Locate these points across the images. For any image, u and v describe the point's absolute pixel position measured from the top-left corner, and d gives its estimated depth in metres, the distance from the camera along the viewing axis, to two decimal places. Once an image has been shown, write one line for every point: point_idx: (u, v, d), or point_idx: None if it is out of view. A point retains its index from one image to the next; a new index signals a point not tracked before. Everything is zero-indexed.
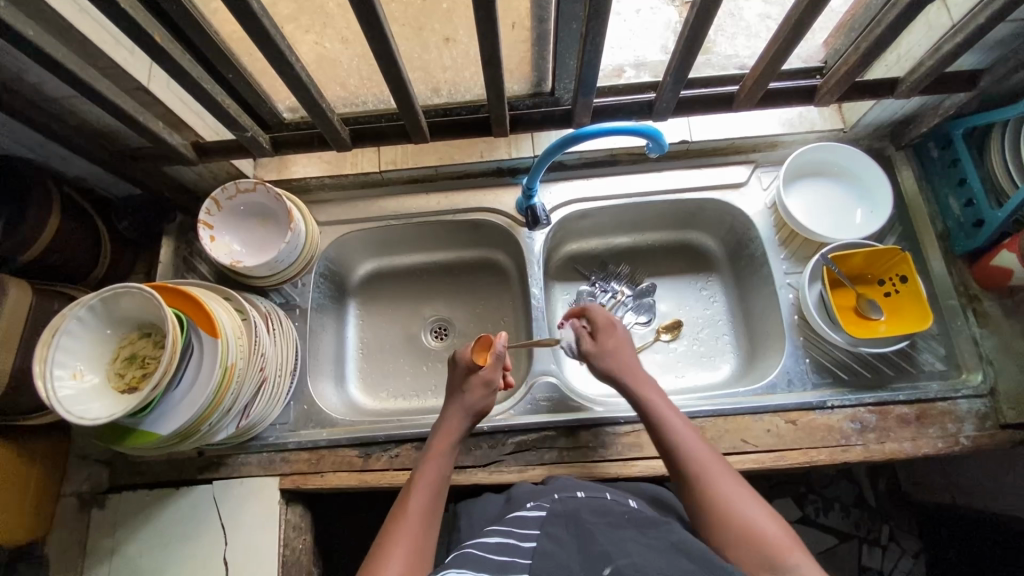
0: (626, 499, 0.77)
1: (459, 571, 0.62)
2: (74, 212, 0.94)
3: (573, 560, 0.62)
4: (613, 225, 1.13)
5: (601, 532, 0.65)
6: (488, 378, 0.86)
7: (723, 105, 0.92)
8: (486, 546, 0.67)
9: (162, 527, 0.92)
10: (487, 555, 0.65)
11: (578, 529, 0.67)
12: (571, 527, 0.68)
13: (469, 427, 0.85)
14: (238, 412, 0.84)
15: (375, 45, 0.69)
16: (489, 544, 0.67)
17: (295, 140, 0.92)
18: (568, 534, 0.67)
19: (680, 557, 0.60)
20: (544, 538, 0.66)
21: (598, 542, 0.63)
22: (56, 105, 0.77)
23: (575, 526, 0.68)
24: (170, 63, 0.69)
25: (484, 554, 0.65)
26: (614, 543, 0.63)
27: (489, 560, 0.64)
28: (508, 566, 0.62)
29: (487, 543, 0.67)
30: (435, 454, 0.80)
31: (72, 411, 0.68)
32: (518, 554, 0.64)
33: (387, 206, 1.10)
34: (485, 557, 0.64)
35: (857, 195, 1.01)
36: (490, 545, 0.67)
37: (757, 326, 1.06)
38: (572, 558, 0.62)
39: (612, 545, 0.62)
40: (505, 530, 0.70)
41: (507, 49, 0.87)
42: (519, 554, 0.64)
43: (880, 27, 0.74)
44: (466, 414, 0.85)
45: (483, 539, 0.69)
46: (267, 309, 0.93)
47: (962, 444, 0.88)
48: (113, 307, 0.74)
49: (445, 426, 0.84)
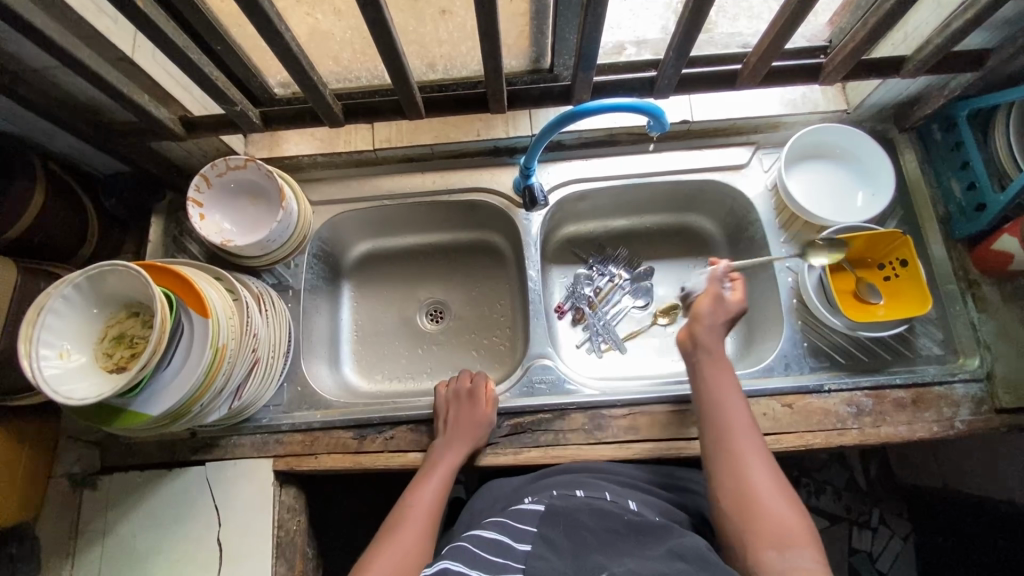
0: (624, 500, 0.77)
1: (453, 564, 0.67)
2: (58, 189, 0.91)
3: (567, 565, 0.64)
4: (611, 207, 1.12)
5: (599, 544, 0.66)
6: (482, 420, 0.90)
7: (726, 83, 0.89)
8: (482, 542, 0.69)
9: (155, 508, 0.92)
10: (480, 552, 0.68)
11: (575, 533, 0.68)
12: (568, 529, 0.69)
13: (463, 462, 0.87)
14: (231, 393, 0.83)
15: (368, 15, 0.66)
16: (483, 540, 0.70)
17: (285, 116, 0.89)
18: (564, 537, 0.68)
19: (675, 561, 0.62)
20: (540, 540, 0.68)
21: (594, 552, 0.65)
22: (37, 75, 0.74)
23: (570, 522, 0.69)
24: (153, 31, 0.66)
25: (477, 551, 0.68)
26: (613, 553, 0.65)
27: (485, 558, 0.67)
28: (502, 569, 0.65)
29: (483, 540, 0.70)
30: (439, 470, 0.86)
31: (60, 391, 0.67)
32: (512, 557, 0.67)
33: (381, 185, 1.07)
34: (481, 556, 0.67)
35: (858, 177, 1.00)
36: (486, 542, 0.69)
37: (755, 310, 1.05)
38: (564, 565, 0.64)
39: (609, 556, 0.64)
40: (502, 525, 0.72)
41: (505, 24, 0.86)
42: (513, 556, 0.66)
43: (890, 1, 0.72)
44: (470, 442, 0.88)
45: (482, 532, 0.72)
46: (259, 289, 0.91)
47: (957, 428, 0.88)
48: (99, 286, 0.72)
49: (445, 448, 0.87)
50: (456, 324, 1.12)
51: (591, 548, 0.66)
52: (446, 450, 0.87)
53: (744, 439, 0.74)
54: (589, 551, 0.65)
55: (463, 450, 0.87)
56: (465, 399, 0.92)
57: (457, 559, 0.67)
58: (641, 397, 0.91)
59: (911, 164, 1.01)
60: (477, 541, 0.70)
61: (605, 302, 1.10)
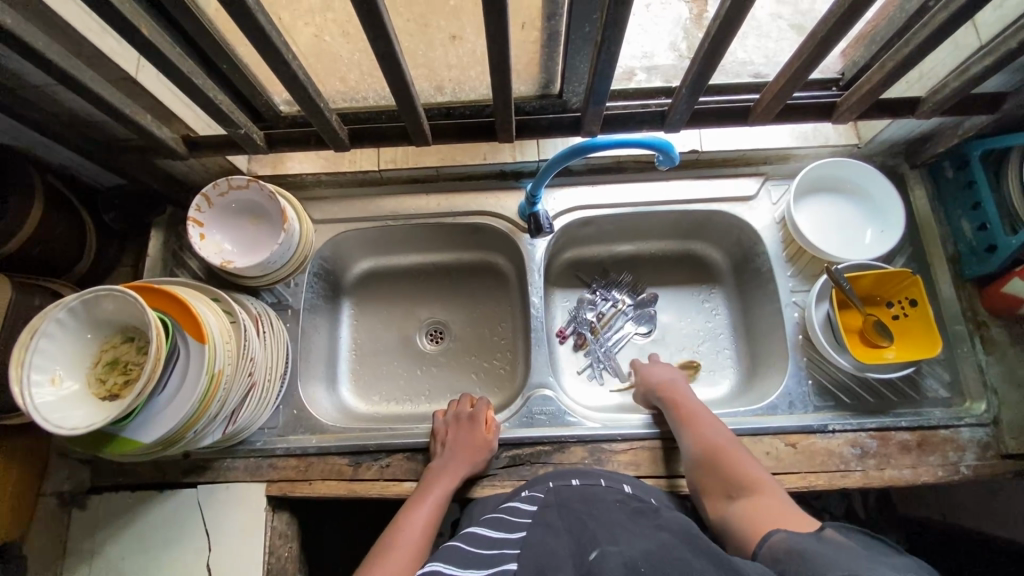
0: (620, 484, 0.77)
1: (444, 564, 0.61)
2: (58, 203, 0.89)
3: (562, 546, 0.60)
4: (616, 233, 1.10)
5: (596, 522, 0.64)
6: (489, 441, 0.89)
7: (738, 118, 0.88)
8: (475, 540, 0.66)
9: (143, 531, 0.90)
10: (474, 551, 0.63)
11: (569, 516, 0.66)
12: (563, 514, 0.67)
13: (467, 476, 0.86)
14: (226, 417, 0.81)
15: (378, 47, 0.65)
16: (478, 540, 0.66)
17: (290, 137, 0.88)
18: (559, 518, 0.66)
19: (661, 534, 0.60)
20: (535, 528, 0.65)
21: (591, 531, 0.61)
22: (39, 93, 0.72)
23: (565, 512, 0.67)
24: (158, 57, 0.65)
25: (473, 549, 0.64)
26: (611, 532, 0.61)
27: (476, 555, 0.63)
28: (498, 559, 0.61)
29: (475, 537, 0.67)
30: (436, 491, 0.84)
31: (51, 420, 0.65)
32: (507, 546, 0.63)
33: (385, 205, 1.06)
34: (472, 554, 0.63)
35: (867, 213, 0.99)
36: (481, 539, 0.66)
37: (760, 343, 1.04)
38: (561, 544, 0.60)
39: (606, 531, 0.61)
40: (497, 520, 0.70)
41: (515, 50, 0.84)
42: (507, 546, 0.63)
43: (910, 45, 0.71)
44: (465, 466, 0.86)
45: (479, 528, 0.69)
46: (258, 311, 0.90)
47: (962, 473, 0.87)
48: (94, 310, 0.71)
49: (444, 467, 0.86)
50: (456, 346, 1.10)
51: (590, 527, 0.63)
52: (444, 466, 0.86)
53: (698, 420, 0.83)
54: (585, 529, 0.62)
55: (456, 475, 0.85)
56: (461, 417, 0.92)
57: (449, 562, 0.61)
58: (642, 432, 0.90)
59: (921, 201, 1.00)
60: (472, 539, 0.66)
61: (608, 328, 1.09)
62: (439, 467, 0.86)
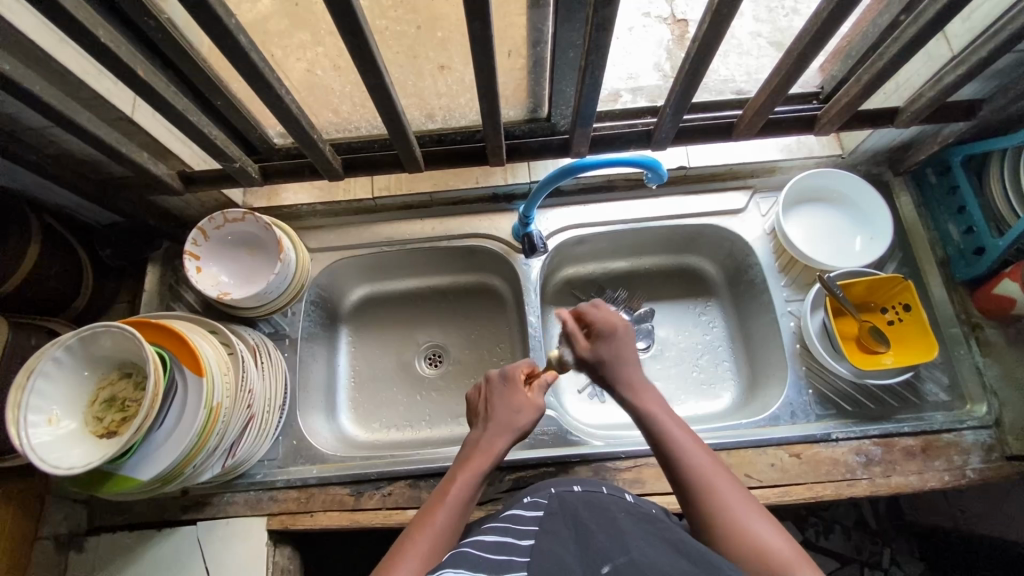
0: (621, 493, 0.69)
1: (456, 570, 0.54)
2: (54, 240, 0.90)
3: (573, 557, 0.54)
4: (611, 250, 1.12)
5: (604, 534, 0.57)
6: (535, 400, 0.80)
7: (723, 134, 0.90)
8: (485, 544, 0.59)
9: (140, 572, 0.88)
10: (484, 553, 0.57)
11: (578, 528, 0.59)
12: (571, 524, 0.60)
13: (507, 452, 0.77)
14: (224, 452, 0.80)
15: (368, 79, 0.67)
16: (486, 542, 0.59)
17: (284, 169, 0.89)
18: (568, 530, 0.59)
19: (681, 561, 0.53)
20: (544, 535, 0.58)
21: (600, 540, 0.56)
22: (36, 135, 0.74)
23: (573, 520, 0.61)
24: (152, 95, 0.67)
25: (481, 553, 0.57)
26: (619, 543, 0.55)
27: (488, 559, 0.56)
28: (506, 567, 0.55)
29: (483, 541, 0.60)
30: (464, 473, 0.73)
31: (48, 461, 0.65)
32: (518, 553, 0.57)
33: (379, 232, 1.07)
34: (482, 558, 0.56)
35: (854, 221, 1.00)
36: (488, 544, 0.59)
37: (759, 354, 1.04)
38: (571, 555, 0.55)
39: (614, 543, 0.55)
40: (503, 528, 0.63)
41: (502, 78, 0.88)
42: (518, 552, 0.56)
43: (882, 60, 0.74)
44: (513, 428, 0.77)
45: (482, 535, 0.61)
46: (256, 341, 0.90)
47: (968, 477, 0.87)
48: (91, 347, 0.71)
49: (484, 442, 0.76)
50: (455, 369, 1.10)
51: (597, 539, 0.56)
52: (487, 438, 0.76)
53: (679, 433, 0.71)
54: (592, 541, 0.56)
55: (505, 439, 0.76)
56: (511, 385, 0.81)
57: (460, 565, 0.55)
58: (646, 449, 0.90)
59: (907, 207, 1.02)
60: (480, 546, 0.59)
61: None
62: (477, 451, 0.75)
